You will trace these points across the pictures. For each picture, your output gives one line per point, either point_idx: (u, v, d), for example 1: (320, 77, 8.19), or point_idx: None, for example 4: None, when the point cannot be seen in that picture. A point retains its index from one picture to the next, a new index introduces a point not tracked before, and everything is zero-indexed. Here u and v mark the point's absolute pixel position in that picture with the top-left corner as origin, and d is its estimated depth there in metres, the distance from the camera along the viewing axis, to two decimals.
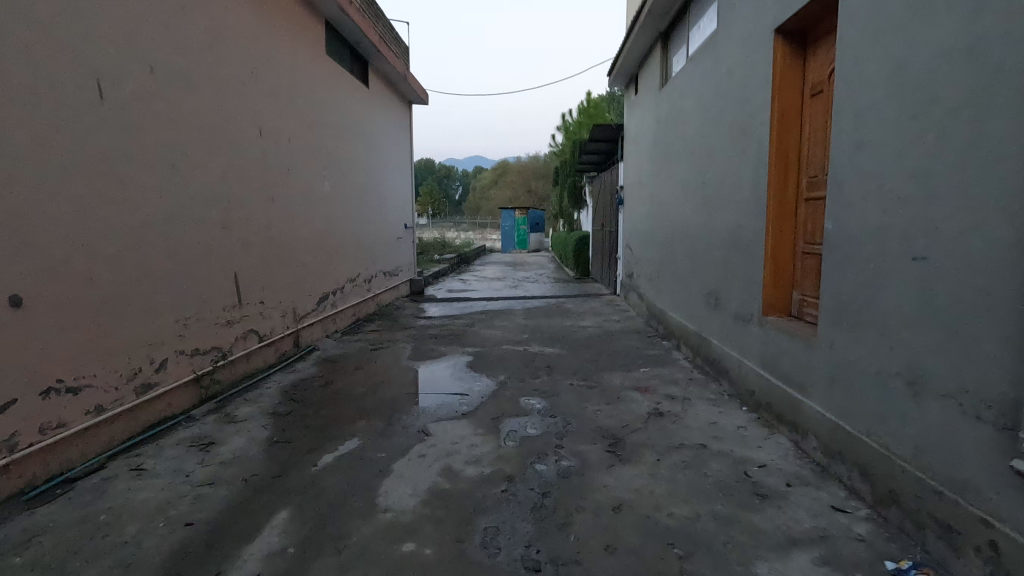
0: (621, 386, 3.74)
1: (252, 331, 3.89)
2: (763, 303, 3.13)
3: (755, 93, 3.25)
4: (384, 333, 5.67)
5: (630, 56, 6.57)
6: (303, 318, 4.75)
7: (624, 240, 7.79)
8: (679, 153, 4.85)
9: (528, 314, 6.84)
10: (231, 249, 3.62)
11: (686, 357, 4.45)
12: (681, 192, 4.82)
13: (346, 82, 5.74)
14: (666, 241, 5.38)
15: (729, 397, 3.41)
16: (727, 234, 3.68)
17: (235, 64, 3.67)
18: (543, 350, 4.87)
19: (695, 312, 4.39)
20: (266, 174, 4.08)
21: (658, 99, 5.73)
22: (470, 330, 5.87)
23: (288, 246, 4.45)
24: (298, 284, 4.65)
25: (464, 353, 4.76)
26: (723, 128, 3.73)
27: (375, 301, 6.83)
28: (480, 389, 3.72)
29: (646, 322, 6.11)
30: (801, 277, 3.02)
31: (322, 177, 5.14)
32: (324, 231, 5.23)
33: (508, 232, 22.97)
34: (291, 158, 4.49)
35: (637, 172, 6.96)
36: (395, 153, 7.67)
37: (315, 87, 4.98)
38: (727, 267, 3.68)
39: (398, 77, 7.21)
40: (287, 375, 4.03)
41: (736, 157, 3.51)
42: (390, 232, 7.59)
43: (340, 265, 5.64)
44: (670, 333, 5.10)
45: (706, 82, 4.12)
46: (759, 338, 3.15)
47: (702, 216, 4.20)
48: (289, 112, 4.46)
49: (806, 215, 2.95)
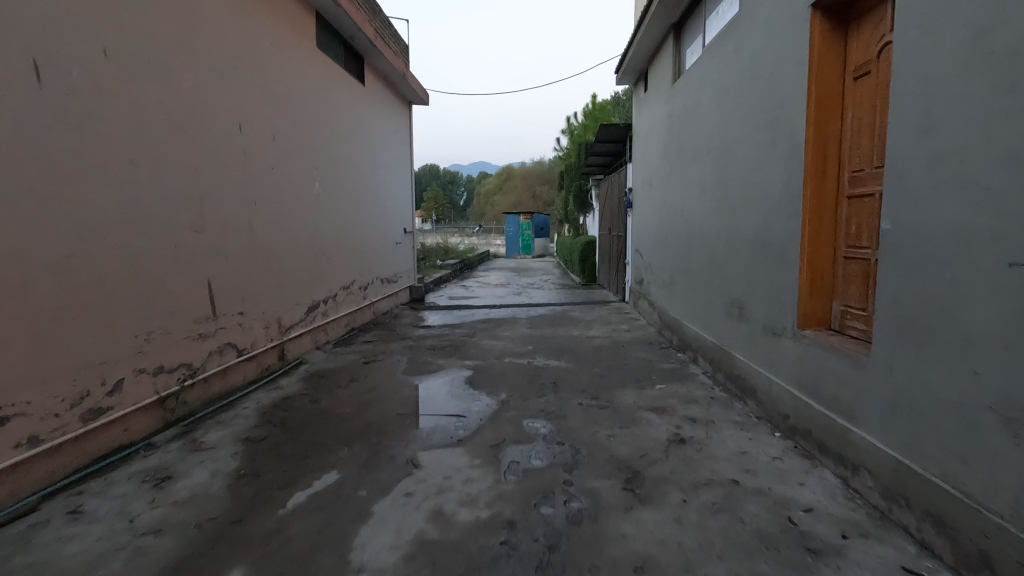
0: (636, 405, 3.37)
1: (230, 345, 3.55)
2: (799, 315, 2.76)
3: (786, 78, 2.89)
4: (379, 344, 5.31)
5: (640, 51, 6.23)
6: (290, 330, 4.41)
7: (633, 245, 7.42)
8: (696, 150, 4.49)
9: (533, 322, 6.48)
10: (205, 255, 3.28)
11: (705, 373, 4.07)
12: (698, 192, 4.45)
13: (339, 78, 5.43)
14: (680, 246, 5.00)
15: (757, 420, 3.04)
16: (753, 237, 3.31)
17: (210, 54, 3.34)
18: (549, 363, 4.49)
19: (715, 323, 4.01)
20: (247, 173, 3.75)
21: (670, 94, 5.38)
22: (471, 340, 5.51)
23: (272, 252, 4.11)
24: (284, 292, 4.31)
25: (463, 367, 4.39)
26: (748, 119, 3.38)
27: (371, 310, 6.48)
28: (479, 409, 3.36)
29: (658, 332, 5.73)
30: (843, 286, 2.64)
31: (311, 178, 4.80)
32: (314, 235, 4.89)
33: (511, 238, 22.64)
34: (276, 157, 4.16)
35: (647, 173, 6.60)
36: (393, 154, 7.34)
37: (304, 82, 4.65)
38: (754, 274, 3.30)
39: (396, 75, 6.91)
40: (268, 393, 3.68)
41: (763, 152, 3.15)
42: (388, 237, 7.25)
43: (332, 272, 5.30)
44: (686, 344, 4.72)
45: (727, 71, 3.76)
46: (795, 355, 2.77)
47: (723, 217, 3.83)
48: (273, 106, 4.13)
49: (849, 215, 2.58)
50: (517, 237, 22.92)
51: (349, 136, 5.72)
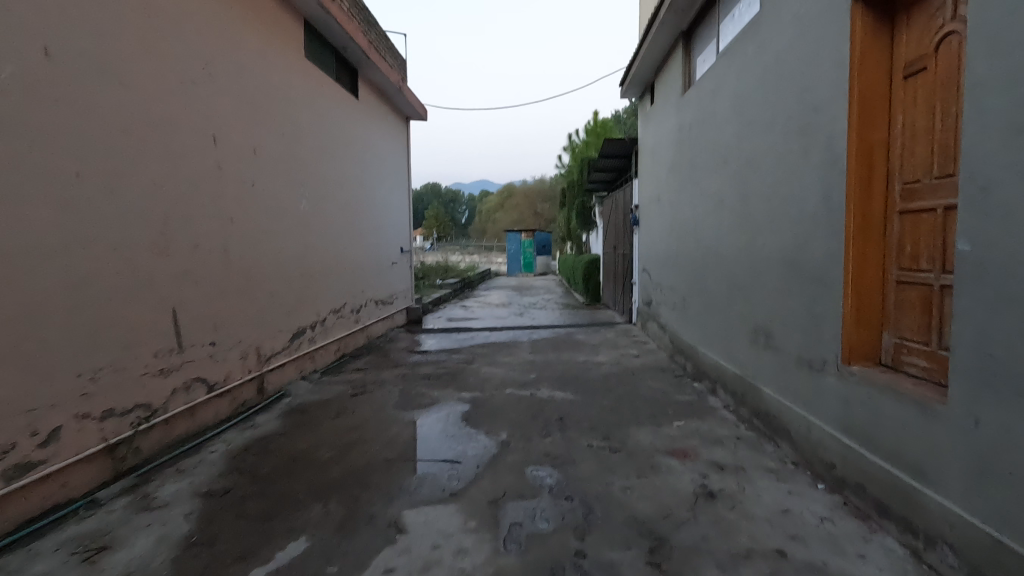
0: (653, 448, 2.98)
1: (198, 380, 3.18)
2: (844, 347, 2.39)
3: (821, 78, 2.57)
4: (370, 373, 4.93)
5: (646, 61, 5.95)
6: (271, 359, 4.04)
7: (640, 263, 7.07)
8: (711, 162, 4.16)
9: (535, 347, 6.09)
10: (169, 280, 2.93)
11: (727, 407, 3.68)
12: (714, 208, 4.11)
13: (329, 90, 5.14)
14: (694, 265, 4.65)
15: (795, 467, 2.64)
16: (782, 256, 2.96)
17: (180, 58, 3.04)
18: (554, 395, 4.10)
19: (738, 351, 3.64)
20: (221, 188, 3.42)
21: (680, 105, 5.08)
22: (469, 368, 5.13)
23: (252, 274, 3.77)
24: (265, 318, 3.95)
25: (460, 400, 4.01)
26: (774, 127, 3.05)
27: (364, 334, 6.11)
28: (476, 453, 2.97)
29: (670, 357, 5.35)
30: (897, 313, 2.28)
31: (297, 195, 4.48)
32: (301, 256, 4.55)
33: (513, 256, 22.33)
34: (256, 172, 3.84)
35: (655, 188, 6.28)
36: (388, 170, 7.03)
37: (289, 93, 4.35)
38: (784, 298, 2.94)
39: (392, 89, 6.64)
40: (242, 432, 3.30)
41: (794, 162, 2.81)
42: (383, 257, 6.91)
43: (320, 294, 4.95)
44: (703, 373, 4.33)
45: (747, 76, 3.45)
46: (840, 394, 2.40)
47: (745, 234, 3.48)
48: (254, 118, 3.82)
49: (903, 232, 2.24)
50: (519, 255, 22.62)
51: (340, 150, 5.41)
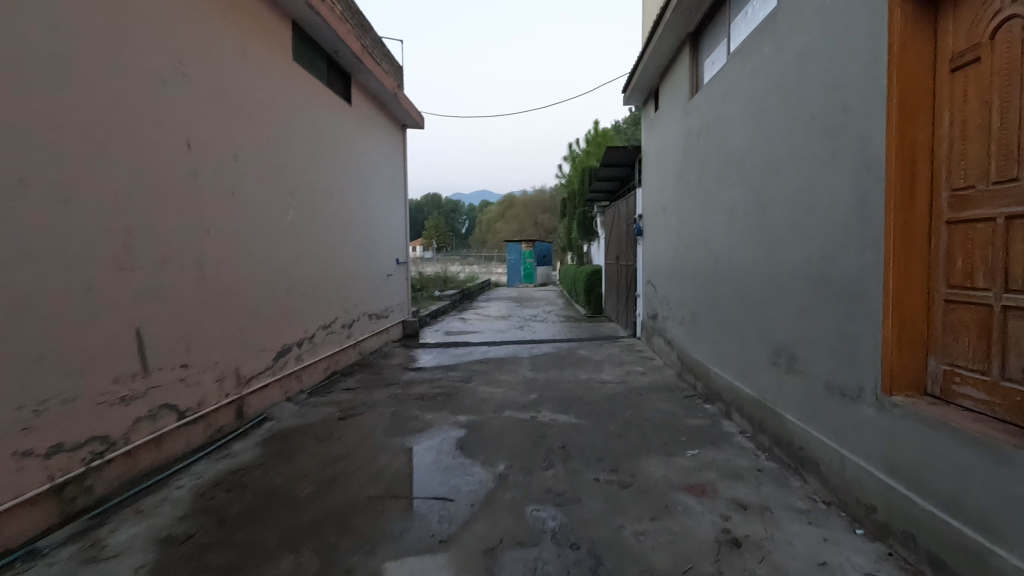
0: (667, 483, 2.69)
1: (167, 407, 2.90)
2: (886, 376, 2.12)
3: (853, 75, 2.31)
4: (361, 393, 4.65)
5: (650, 66, 5.73)
6: (252, 381, 3.76)
7: (645, 276, 6.81)
8: (723, 170, 3.90)
9: (536, 364, 5.81)
10: (133, 298, 2.67)
11: (745, 434, 3.39)
12: (726, 218, 3.85)
13: (319, 95, 4.92)
14: (704, 279, 4.38)
15: (828, 508, 2.36)
16: (808, 271, 2.69)
17: (149, 57, 2.81)
18: (556, 419, 3.81)
19: (756, 373, 3.35)
20: (196, 198, 3.17)
21: (688, 110, 4.83)
22: (466, 387, 4.84)
23: (231, 290, 3.51)
24: (245, 336, 3.68)
25: (455, 424, 3.73)
26: (797, 131, 2.80)
27: (356, 350, 5.82)
28: (470, 489, 2.68)
29: (679, 375, 5.07)
30: (946, 338, 2.02)
31: (283, 205, 4.22)
32: (287, 270, 4.29)
33: (513, 267, 22.05)
34: (237, 181, 3.59)
35: (660, 197, 6.04)
36: (383, 180, 6.79)
37: (275, 97, 4.12)
38: (811, 317, 2.66)
39: (387, 95, 6.43)
40: (215, 463, 3.02)
41: (822, 167, 2.56)
42: (377, 269, 6.64)
43: (309, 310, 4.69)
44: (716, 395, 4.04)
45: (765, 76, 3.20)
46: (882, 428, 2.12)
47: (764, 245, 3.21)
48: (236, 122, 3.58)
49: (953, 245, 1.98)
50: (519, 266, 22.35)
51: (331, 158, 5.17)
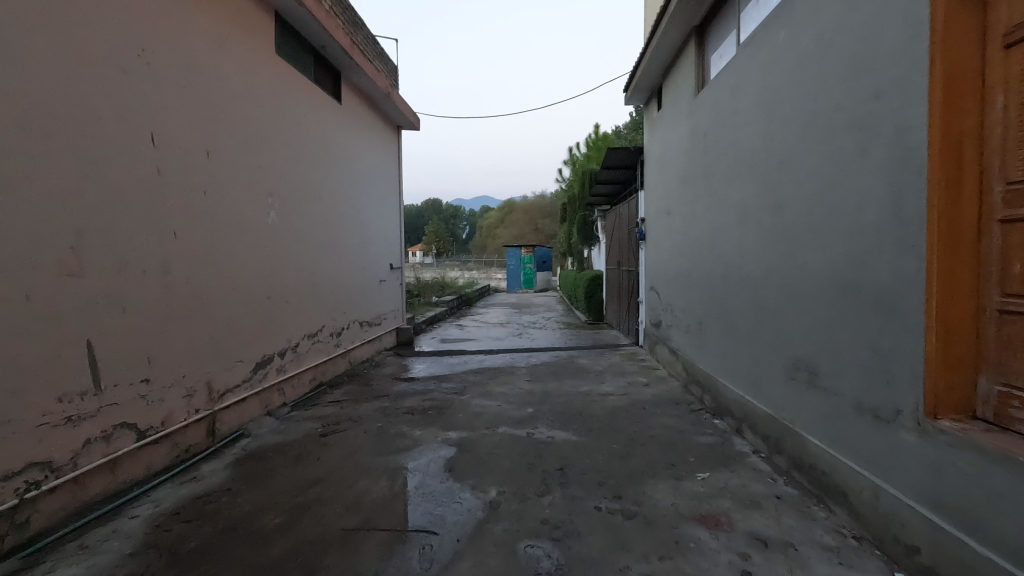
0: (676, 513, 2.41)
1: (124, 426, 2.64)
2: (929, 398, 1.85)
3: (886, 57, 2.06)
4: (347, 406, 4.38)
5: (653, 62, 5.50)
6: (226, 395, 3.49)
7: (648, 281, 6.54)
8: (733, 168, 3.64)
9: (533, 374, 5.53)
10: (84, 307, 2.41)
11: (759, 455, 3.10)
12: (736, 221, 3.59)
13: (306, 92, 4.68)
14: (712, 285, 4.12)
15: (861, 546, 2.08)
16: (834, 276, 2.42)
17: (106, 42, 2.57)
18: (554, 436, 3.54)
19: (771, 388, 3.08)
20: (162, 197, 2.91)
21: (694, 107, 4.59)
22: (459, 400, 4.56)
23: (203, 297, 3.25)
24: (219, 347, 3.42)
25: (445, 442, 3.46)
26: (819, 123, 2.54)
27: (345, 359, 5.55)
28: (457, 520, 2.40)
29: (684, 387, 4.79)
30: (1001, 355, 1.75)
31: (264, 207, 3.97)
32: (268, 275, 4.03)
33: (512, 272, 21.76)
34: (211, 180, 3.34)
35: (664, 199, 5.79)
36: (376, 182, 6.55)
37: (256, 93, 3.88)
38: (837, 329, 2.40)
39: (380, 94, 6.20)
40: (179, 488, 2.75)
41: (849, 161, 2.30)
42: (369, 275, 6.38)
43: (292, 318, 4.42)
44: (725, 410, 3.77)
45: (780, 65, 2.95)
46: (926, 458, 1.85)
47: (781, 249, 2.95)
48: (210, 117, 3.34)
49: (1008, 248, 1.71)
50: (518, 271, 22.10)
51: (319, 159, 4.93)
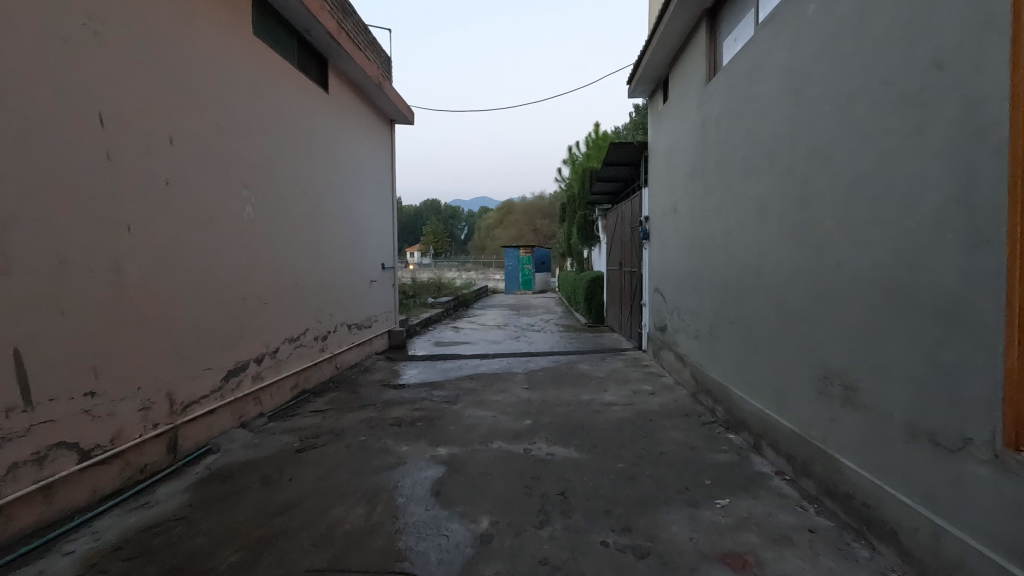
0: (695, 551, 2.09)
1: (64, 446, 2.31)
2: (1010, 427, 1.52)
3: (949, 19, 1.74)
4: (330, 416, 4.05)
5: (660, 50, 5.18)
6: (191, 407, 3.16)
7: (652, 283, 6.22)
8: (752, 159, 3.32)
9: (531, 381, 5.20)
10: (9, 311, 2.08)
11: (783, 477, 2.78)
12: (755, 217, 3.27)
13: (289, 79, 4.36)
14: (726, 287, 3.80)
15: None
16: (880, 277, 2.10)
17: (45, 7, 2.24)
18: (553, 452, 3.21)
19: (796, 402, 2.76)
20: (113, 187, 2.59)
21: (705, 95, 4.27)
22: (451, 410, 4.23)
23: (164, 298, 2.92)
24: (184, 353, 3.08)
25: (433, 459, 3.13)
26: (860, 101, 2.23)
27: (331, 364, 5.22)
28: (442, 558, 2.07)
29: (693, 396, 4.47)
30: None
31: (238, 200, 3.64)
32: (243, 274, 3.70)
33: (511, 272, 21.44)
34: (174, 169, 3.01)
35: (670, 196, 5.47)
36: (366, 177, 6.22)
37: (229, 76, 3.55)
38: (884, 339, 2.07)
39: (371, 85, 5.89)
40: (128, 516, 2.41)
41: (901, 143, 1.98)
42: (359, 275, 6.05)
43: (271, 320, 4.10)
44: (741, 424, 3.44)
45: (809, 40, 2.63)
46: (1007, 499, 1.52)
47: (811, 247, 2.62)
48: (172, 99, 3.02)
49: None
50: (518, 271, 21.80)
51: (303, 150, 4.61)
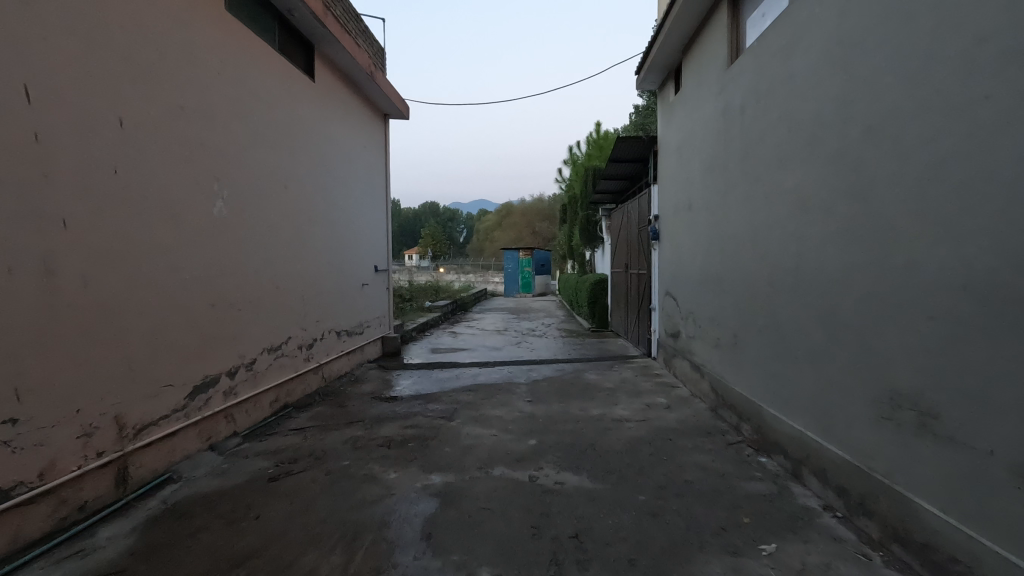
0: None
1: None
2: None
3: None
4: (312, 435, 3.64)
5: (673, 35, 4.80)
6: (147, 430, 2.75)
7: (663, 286, 5.82)
8: (788, 145, 2.92)
9: (534, 393, 4.79)
10: None
11: (835, 515, 2.37)
12: (793, 212, 2.88)
13: (268, 63, 3.98)
14: (753, 292, 3.40)
15: None
16: (976, 279, 1.69)
17: None
18: (563, 481, 2.80)
19: (850, 427, 2.36)
20: (45, 174, 2.19)
21: (727, 79, 3.88)
22: (447, 427, 3.82)
23: (112, 307, 2.51)
24: (138, 368, 2.68)
25: (425, 490, 2.72)
26: (947, 64, 1.83)
27: (316, 375, 4.80)
28: None
29: (714, 411, 4.06)
30: None
31: (208, 194, 3.24)
32: (212, 277, 3.30)
33: (511, 275, 21.04)
34: (125, 156, 2.62)
35: (683, 193, 5.07)
36: (357, 173, 5.83)
37: (194, 54, 3.15)
38: (982, 358, 1.67)
39: (362, 75, 5.51)
40: (55, 570, 2.00)
41: (1007, 112, 1.59)
42: (349, 277, 5.64)
43: (247, 328, 3.69)
44: (775, 446, 3.04)
45: (866, 1, 2.25)
46: None
47: (871, 244, 2.21)
48: (122, 75, 2.62)
49: None
50: (517, 274, 21.41)
51: (284, 141, 4.21)
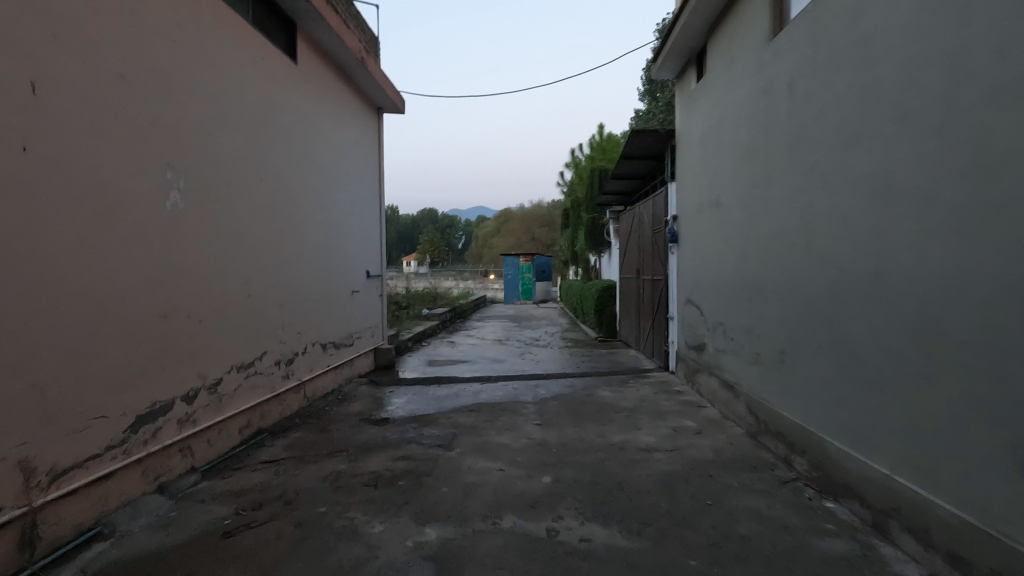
0: None
1: None
2: None
3: None
4: (285, 470, 3.08)
5: (700, 13, 4.28)
6: (70, 475, 2.19)
7: (683, 293, 5.28)
8: (863, 121, 2.39)
9: (543, 414, 4.24)
10: None
11: None
12: (870, 203, 2.34)
13: (240, 37, 3.46)
14: (809, 301, 2.86)
15: None
16: None
17: None
18: (588, 537, 2.25)
19: (969, 477, 1.82)
20: None
21: (769, 55, 3.36)
22: (445, 457, 3.27)
23: (18, 319, 1.97)
24: (61, 392, 2.14)
25: (417, 550, 2.16)
26: None
27: (297, 395, 4.24)
28: None
29: (753, 438, 3.51)
30: None
31: (158, 184, 2.71)
32: (163, 282, 2.75)
33: (511, 282, 20.57)
34: (40, 130, 2.08)
35: (709, 190, 4.55)
36: (346, 170, 5.30)
37: (141, 15, 2.62)
38: None
39: (352, 61, 5.00)
40: None
41: None
42: (337, 284, 5.10)
43: (210, 342, 3.14)
44: (845, 489, 2.50)
45: None
46: None
47: (1006, 238, 1.67)
48: (41, 29, 2.09)
49: None
50: (517, 281, 20.91)
51: (259, 128, 3.69)
